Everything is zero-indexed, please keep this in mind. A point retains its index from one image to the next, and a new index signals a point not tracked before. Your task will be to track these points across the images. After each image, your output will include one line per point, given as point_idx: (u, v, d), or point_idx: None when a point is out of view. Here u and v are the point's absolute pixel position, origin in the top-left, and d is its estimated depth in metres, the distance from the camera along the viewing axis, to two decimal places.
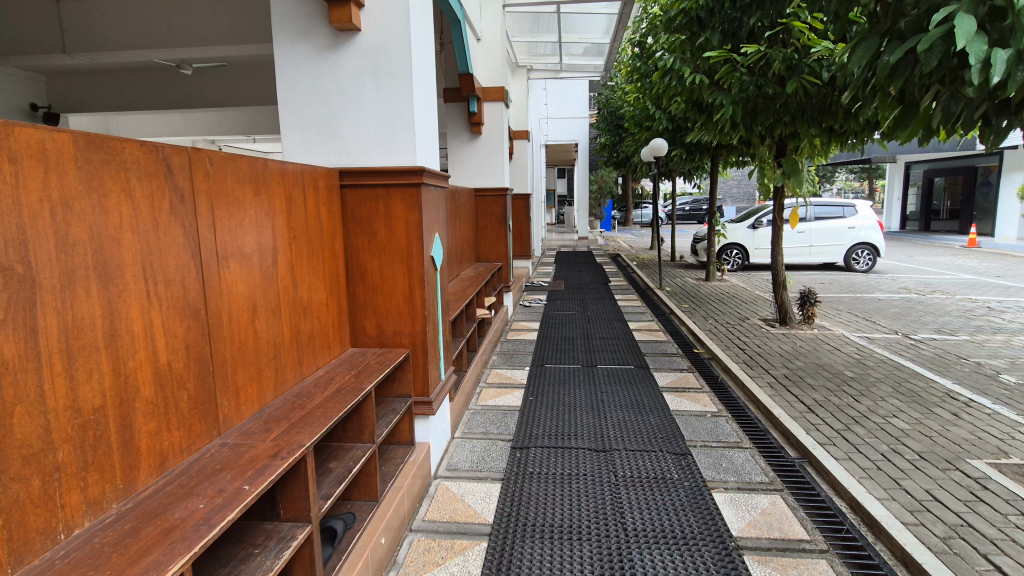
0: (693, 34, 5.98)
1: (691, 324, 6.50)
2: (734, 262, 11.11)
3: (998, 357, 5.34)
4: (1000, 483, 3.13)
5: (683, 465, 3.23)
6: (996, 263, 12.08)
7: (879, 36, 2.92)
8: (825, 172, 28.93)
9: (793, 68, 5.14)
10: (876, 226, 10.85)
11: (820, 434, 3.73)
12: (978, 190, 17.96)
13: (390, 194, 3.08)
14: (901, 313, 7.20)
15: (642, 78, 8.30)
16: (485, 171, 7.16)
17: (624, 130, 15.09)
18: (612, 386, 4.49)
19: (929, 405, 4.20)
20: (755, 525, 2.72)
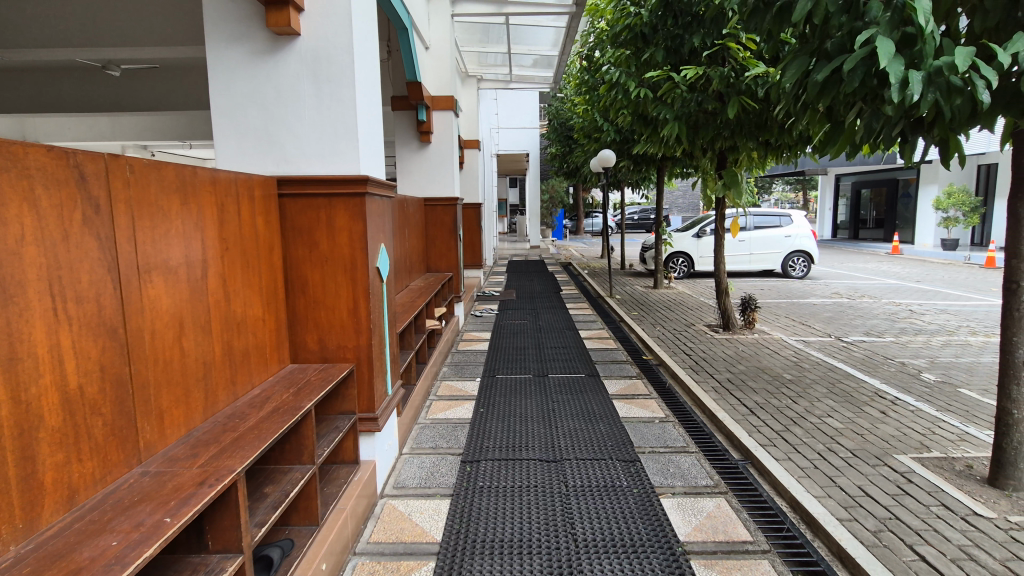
0: (638, 50, 6.23)
1: (640, 331, 6.65)
2: (680, 270, 11.48)
3: (919, 356, 5.73)
4: (923, 476, 3.34)
5: (632, 472, 3.27)
6: (916, 269, 13.06)
7: (808, 55, 3.10)
8: (762, 183, 30.60)
9: (731, 86, 5.33)
10: (810, 234, 11.51)
11: (761, 435, 3.87)
12: (899, 202, 19.42)
13: (333, 203, 2.98)
14: (833, 317, 7.62)
15: (591, 90, 8.56)
16: (435, 180, 7.09)
17: (574, 140, 15.37)
18: (563, 395, 4.51)
19: (860, 405, 4.45)
20: (701, 529, 2.77)
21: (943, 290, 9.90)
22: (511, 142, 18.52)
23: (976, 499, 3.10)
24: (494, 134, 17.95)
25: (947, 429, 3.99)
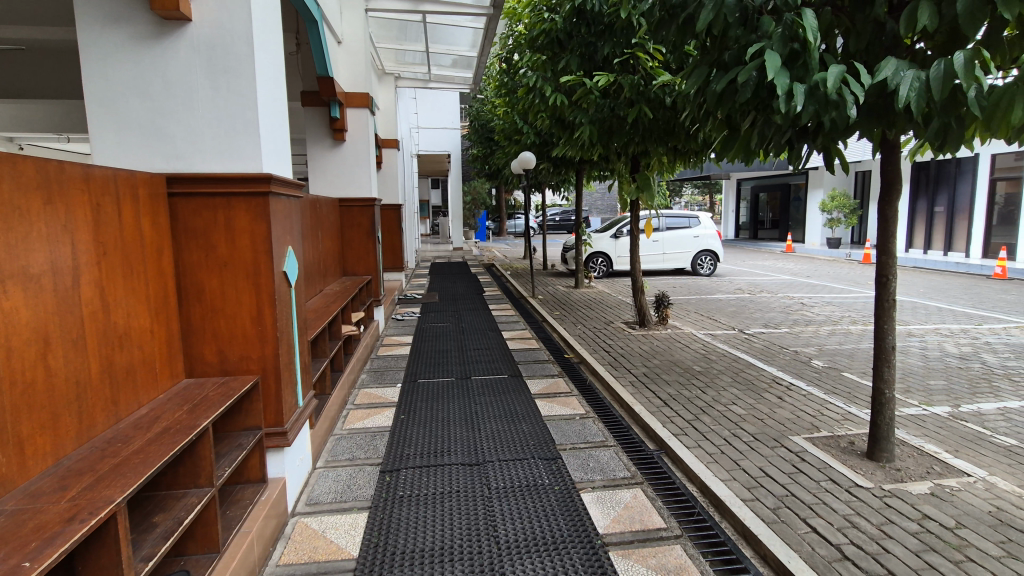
0: (555, 55, 6.41)
1: (561, 330, 6.78)
2: (600, 269, 11.89)
3: (810, 345, 6.30)
4: (814, 455, 3.66)
5: (554, 470, 3.31)
6: (806, 265, 14.40)
7: (709, 65, 3.30)
8: (674, 186, 32.48)
9: (640, 93, 5.52)
10: (715, 234, 12.33)
11: (674, 425, 4.07)
12: (791, 205, 21.35)
13: (232, 203, 2.77)
14: (737, 311, 8.21)
15: (510, 92, 8.64)
16: (350, 180, 6.80)
17: (495, 142, 15.44)
18: (486, 397, 4.49)
19: (760, 391, 4.81)
20: (619, 520, 2.85)
21: (828, 284, 10.98)
22: (431, 142, 18.33)
23: (858, 472, 3.44)
24: (414, 134, 17.63)
25: (833, 410, 4.41)
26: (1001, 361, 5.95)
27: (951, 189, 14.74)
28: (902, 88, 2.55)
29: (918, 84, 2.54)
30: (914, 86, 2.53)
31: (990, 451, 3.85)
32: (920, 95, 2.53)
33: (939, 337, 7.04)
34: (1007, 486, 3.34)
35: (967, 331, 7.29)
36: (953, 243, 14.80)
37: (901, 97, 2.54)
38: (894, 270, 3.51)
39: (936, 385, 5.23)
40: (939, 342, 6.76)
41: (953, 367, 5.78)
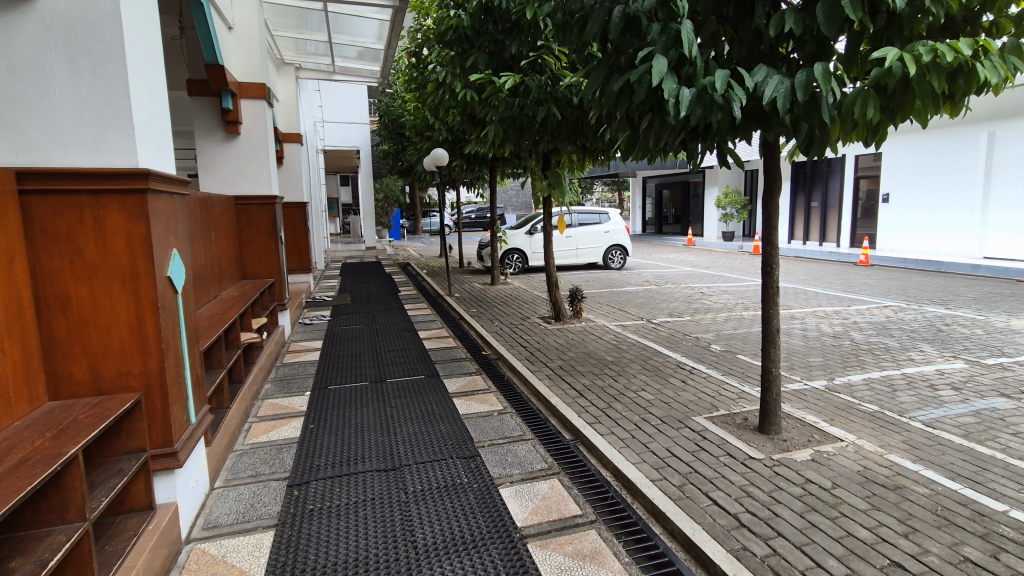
0: (463, 51, 6.39)
1: (479, 328, 6.78)
2: (515, 266, 12.04)
3: (709, 331, 6.78)
4: (713, 432, 3.95)
5: (472, 468, 3.30)
6: (704, 257, 15.52)
7: (608, 68, 3.44)
8: (585, 184, 33.68)
9: (549, 91, 5.68)
10: (624, 230, 12.93)
11: (589, 414, 4.22)
12: (691, 201, 22.89)
13: (101, 201, 2.47)
14: (645, 302, 8.67)
15: (419, 88, 8.50)
16: (246, 176, 6.34)
17: (407, 138, 15.13)
18: (401, 400, 4.38)
19: (666, 376, 5.13)
20: (536, 512, 2.90)
21: (724, 274, 11.91)
22: (338, 137, 17.60)
23: (751, 446, 3.75)
24: (320, 129, 16.81)
25: (729, 389, 4.80)
26: (866, 338, 6.77)
27: (824, 186, 16.54)
28: (771, 91, 2.89)
29: (784, 87, 2.91)
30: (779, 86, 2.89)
31: (858, 417, 4.36)
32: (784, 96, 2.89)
33: (816, 318, 7.88)
34: (872, 447, 3.80)
35: (838, 312, 8.21)
36: (826, 234, 16.62)
37: (769, 97, 2.88)
38: (777, 259, 3.86)
39: (815, 361, 5.84)
40: (816, 323, 7.56)
41: (827, 344, 6.49)
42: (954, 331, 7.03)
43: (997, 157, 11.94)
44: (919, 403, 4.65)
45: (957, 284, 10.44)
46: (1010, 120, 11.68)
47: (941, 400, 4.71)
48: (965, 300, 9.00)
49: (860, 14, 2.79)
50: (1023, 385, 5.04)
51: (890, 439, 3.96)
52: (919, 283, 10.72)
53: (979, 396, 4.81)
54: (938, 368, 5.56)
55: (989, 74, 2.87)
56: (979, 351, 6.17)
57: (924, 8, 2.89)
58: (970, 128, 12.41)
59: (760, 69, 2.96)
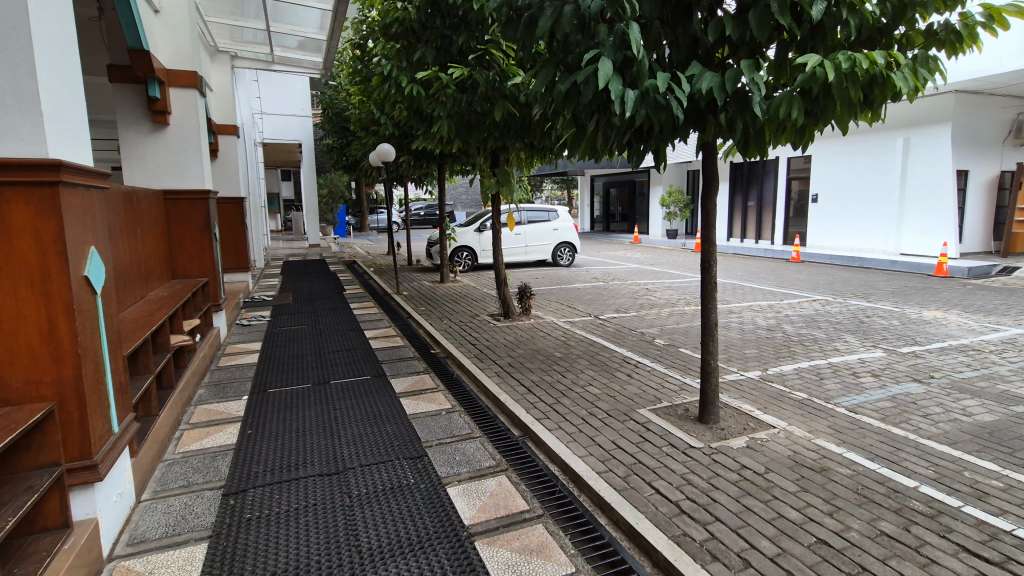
0: (409, 45, 6.30)
1: (427, 326, 6.70)
2: (465, 263, 11.99)
3: (653, 326, 7.00)
4: (657, 424, 4.09)
5: (419, 468, 3.27)
6: (648, 254, 16.00)
7: (554, 66, 3.48)
8: (535, 182, 34.00)
9: (497, 87, 5.69)
10: (572, 227, 13.12)
11: (537, 410, 4.26)
12: (637, 199, 23.53)
13: (5, 195, 2.26)
14: (593, 299, 8.84)
15: (364, 81, 8.29)
16: (176, 169, 5.99)
17: (352, 133, 14.73)
18: (345, 402, 4.26)
19: (612, 371, 5.25)
20: (484, 509, 2.90)
21: (667, 271, 12.31)
22: (277, 129, 16.91)
23: (691, 435, 3.90)
24: (258, 121, 16.07)
25: (672, 382, 4.97)
26: (796, 330, 7.19)
27: (759, 187, 17.41)
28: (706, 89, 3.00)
29: (721, 88, 3.04)
30: (716, 84, 3.00)
31: (789, 405, 4.63)
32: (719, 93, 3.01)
33: (752, 312, 8.29)
34: (802, 433, 4.04)
35: (772, 306, 8.67)
36: (761, 232, 17.51)
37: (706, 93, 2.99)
38: (714, 256, 4.02)
39: (750, 353, 6.14)
40: (752, 317, 7.96)
41: (762, 337, 6.84)
42: (873, 322, 7.57)
43: (911, 161, 12.96)
44: (843, 390, 4.98)
45: (877, 279, 11.26)
46: (922, 128, 12.71)
47: (862, 387, 5.08)
48: (883, 293, 9.72)
49: (787, 21, 2.96)
50: (932, 371, 5.51)
51: (817, 424, 4.23)
52: (844, 278, 11.48)
53: (896, 382, 5.21)
54: (860, 357, 5.98)
55: (901, 80, 3.11)
56: (896, 340, 6.68)
57: (844, 16, 3.10)
58: (888, 134, 13.40)
59: (698, 72, 3.09)
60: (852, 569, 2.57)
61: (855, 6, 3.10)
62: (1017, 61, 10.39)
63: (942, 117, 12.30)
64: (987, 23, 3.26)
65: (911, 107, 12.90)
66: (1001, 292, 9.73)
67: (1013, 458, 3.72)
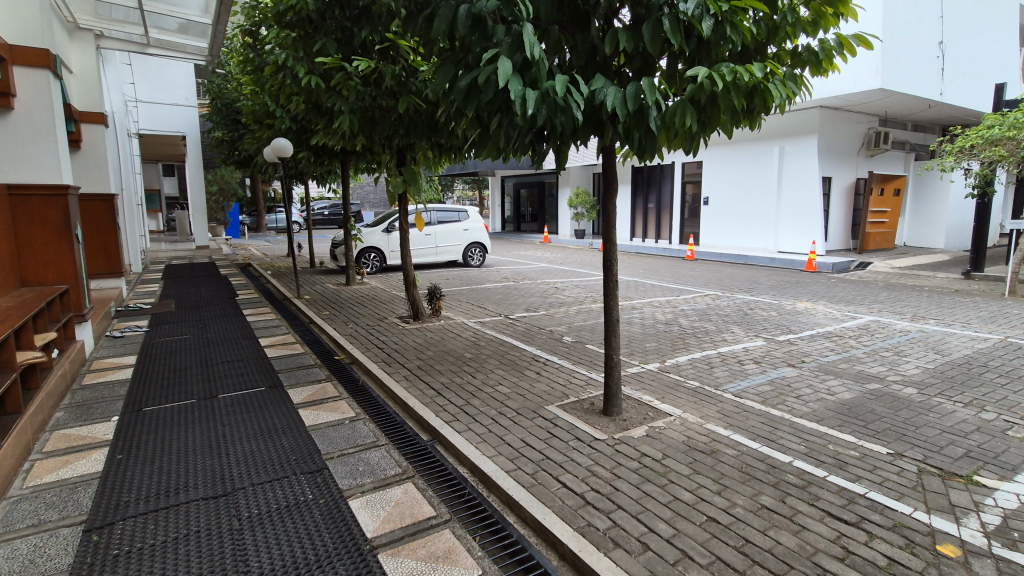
0: (307, 35, 5.94)
1: (331, 331, 6.40)
2: (373, 265, 11.62)
3: (561, 324, 7.20)
4: (564, 419, 4.20)
5: (318, 483, 3.09)
6: (557, 254, 16.48)
7: (457, 64, 3.46)
8: (446, 182, 33.78)
9: (402, 84, 5.57)
10: (482, 228, 13.15)
11: (447, 413, 4.21)
12: (547, 200, 24.18)
13: None
14: (503, 298, 8.94)
15: (257, 71, 7.76)
16: (25, 159, 5.28)
17: (244, 126, 13.73)
18: (235, 416, 3.94)
19: (522, 369, 5.33)
20: (388, 520, 2.81)
21: (575, 270, 12.73)
22: (155, 120, 15.39)
23: (596, 428, 4.05)
24: (133, 109, 14.49)
25: (579, 377, 5.14)
26: (690, 323, 7.74)
27: (658, 189, 18.42)
28: (607, 98, 3.12)
29: (617, 92, 3.16)
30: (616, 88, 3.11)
31: (683, 393, 4.97)
32: (618, 103, 3.14)
33: (651, 308, 8.80)
34: (695, 419, 4.35)
35: (669, 302, 9.25)
36: (660, 232, 18.52)
37: (606, 101, 3.10)
38: (616, 256, 4.20)
39: (649, 346, 6.52)
40: (651, 312, 8.45)
41: (660, 331, 7.29)
42: (755, 314, 8.33)
43: (786, 168, 14.46)
44: (730, 377, 5.43)
45: (758, 274, 12.43)
46: (794, 139, 14.21)
47: (746, 373, 5.57)
48: (764, 288, 10.73)
49: (678, 36, 3.16)
50: (804, 356, 6.16)
51: (708, 410, 4.57)
52: (731, 274, 12.54)
53: (774, 367, 5.78)
54: (744, 346, 6.55)
55: (774, 96, 3.44)
56: (774, 330, 7.41)
57: (725, 34, 3.37)
58: (766, 143, 14.83)
59: (597, 78, 3.20)
60: (737, 543, 2.80)
61: (736, 24, 3.36)
62: (866, 82, 11.93)
63: (809, 129, 13.85)
64: (840, 48, 3.71)
65: (784, 120, 14.40)
66: (858, 284, 11.12)
67: (867, 430, 4.25)
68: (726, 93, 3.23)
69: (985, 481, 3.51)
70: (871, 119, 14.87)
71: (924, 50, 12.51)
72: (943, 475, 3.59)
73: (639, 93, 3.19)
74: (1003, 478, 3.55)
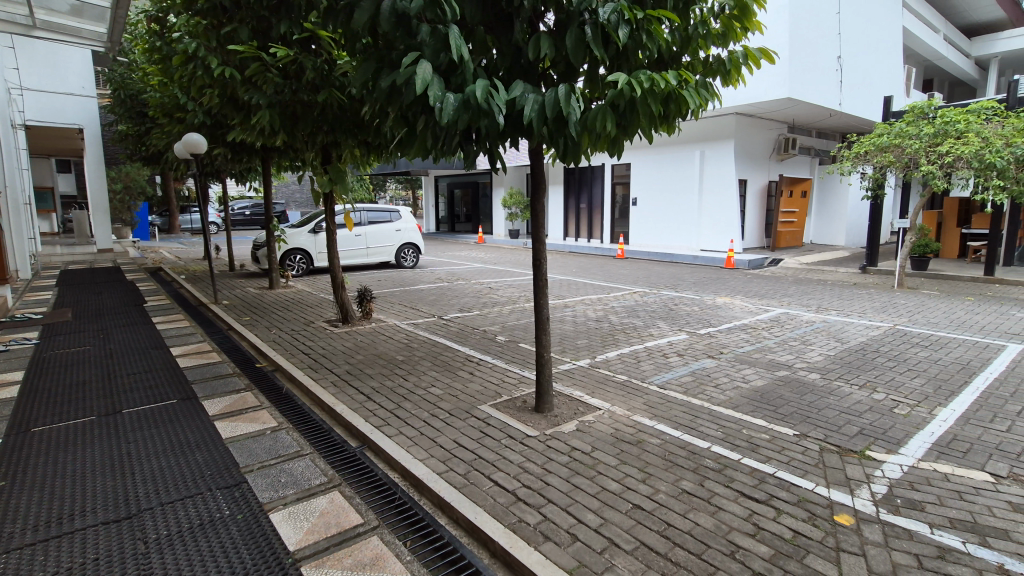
0: (219, 23, 5.52)
1: (252, 337, 6.08)
2: (298, 267, 11.15)
3: (495, 324, 7.24)
4: (497, 418, 4.24)
5: (235, 498, 2.94)
6: (491, 254, 16.55)
7: (378, 62, 3.41)
8: (379, 181, 32.99)
9: (324, 79, 5.37)
10: (415, 228, 12.96)
11: (377, 417, 4.13)
12: (481, 200, 24.24)
13: None
14: (437, 299, 8.87)
15: (164, 60, 7.23)
16: None
17: (153, 119, 12.74)
18: (142, 432, 3.66)
19: (455, 370, 5.32)
20: (313, 531, 2.72)
21: (509, 270, 12.84)
22: (46, 110, 13.98)
23: (528, 425, 4.11)
24: (18, 98, 13.06)
25: (512, 375, 5.20)
26: (619, 319, 8.02)
27: (589, 190, 18.90)
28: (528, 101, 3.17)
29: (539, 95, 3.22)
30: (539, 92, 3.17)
31: (612, 387, 5.15)
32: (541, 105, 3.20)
33: (583, 306, 9.04)
34: (622, 411, 4.51)
35: (599, 299, 9.54)
36: (592, 232, 19.01)
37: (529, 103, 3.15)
38: (545, 255, 4.28)
39: (580, 343, 6.69)
40: (582, 310, 8.68)
41: (590, 328, 7.50)
42: (679, 309, 8.77)
43: (706, 171, 15.31)
44: (655, 370, 5.69)
45: (682, 272, 13.09)
46: (713, 144, 15.06)
47: (670, 365, 5.86)
48: (687, 284, 11.31)
49: (596, 43, 3.28)
50: (722, 348, 6.56)
51: (635, 402, 4.77)
52: (657, 272, 13.11)
53: (695, 359, 6.12)
54: (669, 340, 6.88)
55: (687, 103, 3.64)
56: (695, 324, 7.83)
57: (642, 42, 3.52)
58: (687, 147, 15.63)
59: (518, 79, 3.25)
60: (660, 527, 2.94)
61: (652, 33, 3.52)
62: (775, 92, 12.86)
63: (726, 134, 14.74)
64: (746, 60, 3.99)
65: (702, 125, 15.26)
66: (770, 280, 11.96)
67: (776, 414, 4.60)
68: (643, 100, 3.38)
69: (876, 455, 3.90)
70: (780, 126, 16.04)
71: (824, 64, 13.65)
72: (841, 452, 3.94)
73: (561, 96, 3.26)
74: (890, 452, 3.96)
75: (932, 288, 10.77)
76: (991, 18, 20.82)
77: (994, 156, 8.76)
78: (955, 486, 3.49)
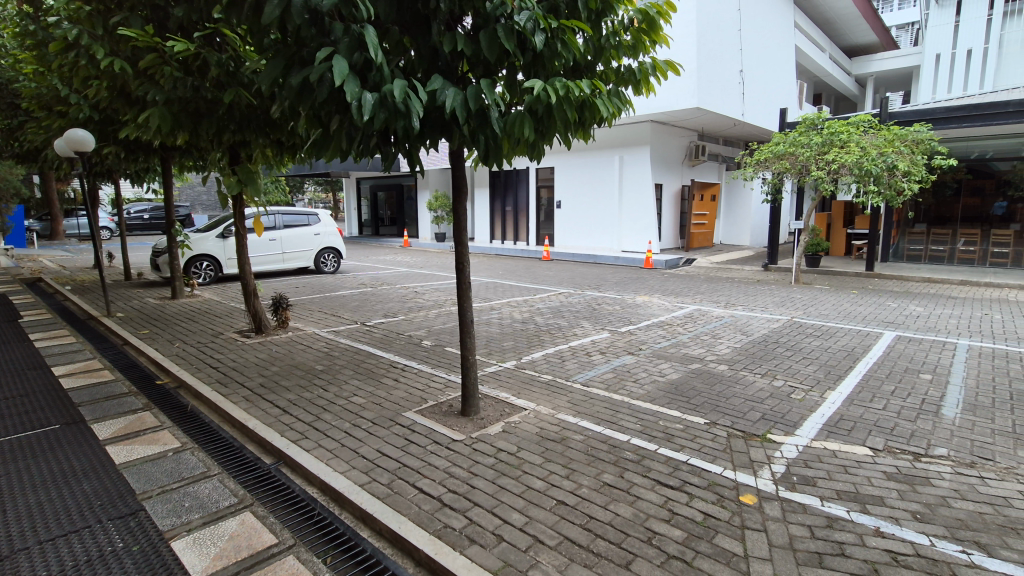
0: (106, 9, 5.06)
1: (152, 352, 5.60)
2: (206, 275, 10.43)
3: (421, 328, 7.14)
4: (421, 424, 4.18)
5: (130, 528, 2.70)
6: (416, 258, 16.34)
7: (289, 58, 3.26)
8: (296, 184, 31.55)
9: (230, 75, 5.08)
10: (336, 232, 12.49)
11: (294, 431, 3.94)
12: (405, 203, 23.86)
13: None
14: (360, 305, 8.61)
15: (39, 47, 6.50)
16: None
17: (28, 112, 11.40)
18: (16, 464, 3.26)
19: (378, 377, 5.19)
20: (220, 556, 2.55)
21: (435, 273, 12.72)
22: None
23: (454, 429, 4.09)
24: None
25: (437, 380, 5.15)
26: (544, 320, 8.18)
27: (514, 193, 19.14)
28: (447, 103, 3.15)
29: (458, 98, 3.20)
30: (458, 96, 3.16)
31: (537, 387, 5.24)
32: (460, 109, 3.19)
33: (509, 307, 9.14)
34: (547, 411, 4.61)
35: (526, 301, 9.69)
36: (518, 234, 19.28)
37: (447, 106, 3.13)
38: (468, 258, 4.29)
39: (506, 345, 6.76)
40: (508, 312, 8.78)
41: (516, 329, 7.59)
42: (601, 309, 9.10)
43: (625, 176, 16.00)
44: (578, 369, 5.86)
45: (604, 272, 13.59)
46: (629, 149, 15.76)
47: (592, 363, 6.06)
48: (609, 284, 11.74)
49: (512, 48, 3.32)
50: (641, 344, 6.89)
51: (559, 400, 4.89)
52: (581, 273, 13.54)
53: (615, 356, 6.37)
54: (591, 339, 7.11)
55: (601, 110, 3.77)
56: (616, 322, 8.17)
57: (558, 49, 3.62)
58: (607, 152, 16.25)
59: (435, 81, 3.22)
60: (582, 520, 3.04)
61: (567, 42, 3.62)
62: (685, 101, 13.69)
63: (642, 140, 15.48)
64: (654, 71, 4.22)
65: (620, 131, 15.92)
66: (684, 278, 12.70)
67: (689, 405, 4.88)
68: (559, 106, 3.47)
69: (776, 437, 4.25)
70: (691, 134, 17.08)
71: (727, 77, 14.71)
72: (746, 437, 4.26)
73: (479, 99, 3.27)
74: (788, 434, 4.33)
75: (822, 283, 11.91)
76: (867, 41, 23.36)
77: (871, 164, 9.85)
78: (841, 461, 3.89)
